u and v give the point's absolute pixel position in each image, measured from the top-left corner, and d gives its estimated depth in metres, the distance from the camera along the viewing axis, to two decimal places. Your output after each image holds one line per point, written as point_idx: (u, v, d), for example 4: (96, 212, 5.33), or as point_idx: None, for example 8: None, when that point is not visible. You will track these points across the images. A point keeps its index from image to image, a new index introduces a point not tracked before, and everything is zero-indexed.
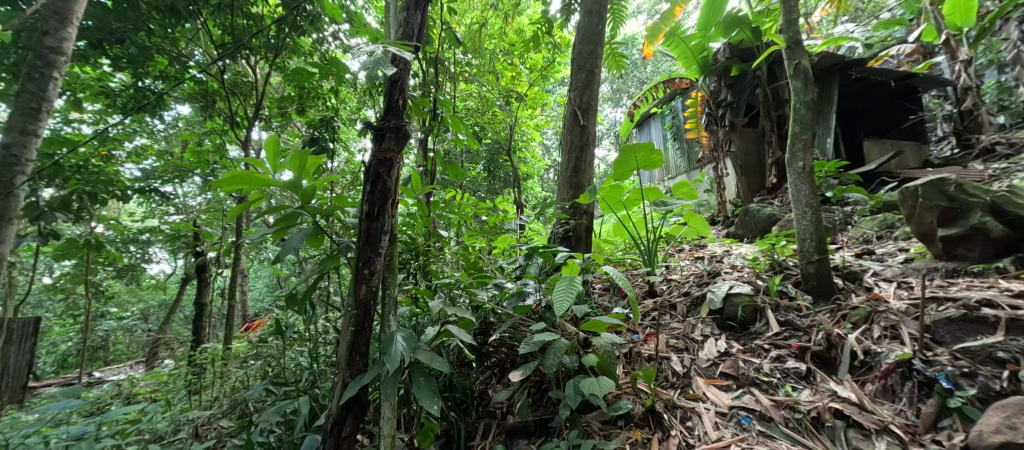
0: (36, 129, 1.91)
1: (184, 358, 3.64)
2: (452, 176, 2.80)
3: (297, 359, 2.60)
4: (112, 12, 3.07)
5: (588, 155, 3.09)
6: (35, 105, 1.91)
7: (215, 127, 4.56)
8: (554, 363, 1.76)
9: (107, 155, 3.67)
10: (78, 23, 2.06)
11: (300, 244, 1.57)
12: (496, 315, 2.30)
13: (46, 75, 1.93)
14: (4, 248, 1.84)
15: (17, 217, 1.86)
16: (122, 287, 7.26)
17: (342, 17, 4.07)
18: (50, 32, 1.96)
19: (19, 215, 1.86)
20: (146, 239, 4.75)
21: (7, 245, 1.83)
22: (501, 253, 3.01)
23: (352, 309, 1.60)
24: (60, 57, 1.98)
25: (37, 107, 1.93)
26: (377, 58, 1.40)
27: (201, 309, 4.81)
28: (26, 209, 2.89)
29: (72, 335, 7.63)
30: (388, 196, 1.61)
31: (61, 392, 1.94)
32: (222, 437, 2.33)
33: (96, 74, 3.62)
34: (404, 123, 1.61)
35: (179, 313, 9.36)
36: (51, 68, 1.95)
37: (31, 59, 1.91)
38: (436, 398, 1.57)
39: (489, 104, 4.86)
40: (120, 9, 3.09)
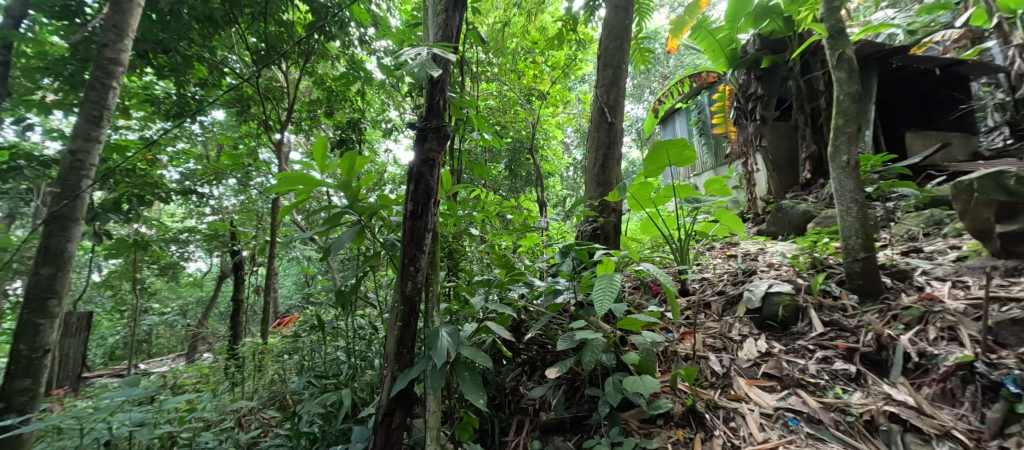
0: (98, 135, 2.07)
1: (224, 352, 3.80)
2: (477, 176, 2.82)
3: (334, 354, 2.70)
4: (158, 23, 3.25)
5: (615, 152, 3.05)
6: (98, 113, 2.06)
7: (250, 131, 4.78)
8: (592, 361, 1.78)
9: (153, 159, 3.86)
10: (133, 36, 2.20)
11: (349, 241, 1.65)
12: (529, 313, 2.33)
13: (105, 84, 2.08)
14: (71, 246, 2.01)
15: (82, 219, 2.02)
16: (162, 284, 7.64)
17: (368, 21, 4.14)
18: (109, 44, 2.10)
19: (84, 215, 2.03)
20: (185, 238, 4.99)
21: (73, 243, 2.01)
22: (527, 252, 3.02)
23: (398, 304, 1.65)
24: (118, 67, 2.13)
25: (98, 115, 2.09)
26: (423, 61, 1.45)
27: (237, 304, 5.01)
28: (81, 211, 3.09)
29: (118, 329, 8.10)
30: (431, 194, 1.66)
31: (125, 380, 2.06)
32: (268, 426, 2.46)
33: (142, 83, 3.84)
34: (444, 123, 1.66)
35: (218, 309, 9.79)
36: (111, 78, 2.10)
37: (94, 71, 2.07)
38: (481, 392, 1.62)
39: (511, 103, 4.87)
40: (166, 20, 3.28)
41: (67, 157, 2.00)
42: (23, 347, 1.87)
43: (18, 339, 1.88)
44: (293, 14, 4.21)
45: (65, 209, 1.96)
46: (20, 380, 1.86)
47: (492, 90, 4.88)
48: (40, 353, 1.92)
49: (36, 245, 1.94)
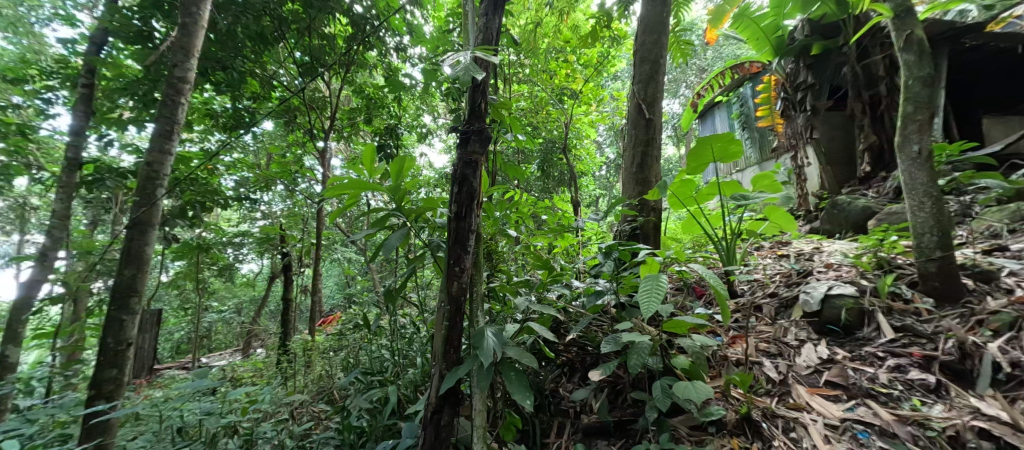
0: (170, 148, 2.26)
1: (275, 348, 4.01)
2: (512, 177, 2.80)
3: (378, 352, 2.78)
4: (217, 45, 3.49)
5: (654, 149, 2.93)
6: (169, 128, 2.26)
7: (297, 140, 5.06)
8: (638, 364, 1.74)
9: (213, 168, 4.14)
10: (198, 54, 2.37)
11: (397, 243, 1.74)
12: (570, 315, 2.31)
13: (177, 101, 2.28)
14: (148, 249, 2.19)
15: (157, 225, 2.21)
16: (221, 284, 8.16)
17: (403, 29, 4.23)
18: (178, 65, 2.29)
19: (159, 222, 2.22)
20: (239, 241, 5.31)
21: (150, 247, 2.19)
22: (563, 253, 2.98)
23: (444, 304, 1.69)
24: (186, 85, 2.31)
25: (170, 130, 2.29)
26: (467, 65, 1.49)
27: (287, 303, 5.28)
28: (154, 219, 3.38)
29: (182, 325, 8.73)
30: (474, 196, 1.67)
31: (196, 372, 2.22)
32: (320, 419, 2.57)
33: (203, 99, 4.14)
34: (485, 125, 1.67)
35: (269, 308, 10.36)
36: (180, 95, 2.28)
37: (166, 90, 2.27)
38: (528, 393, 1.67)
39: (542, 104, 4.89)
40: (223, 41, 3.50)
41: (146, 168, 2.20)
42: (110, 340, 2.06)
43: (106, 334, 2.07)
44: (334, 27, 4.38)
45: (142, 215, 2.14)
46: (108, 370, 2.06)
47: (524, 91, 4.86)
48: (124, 346, 2.10)
49: (120, 249, 2.13)
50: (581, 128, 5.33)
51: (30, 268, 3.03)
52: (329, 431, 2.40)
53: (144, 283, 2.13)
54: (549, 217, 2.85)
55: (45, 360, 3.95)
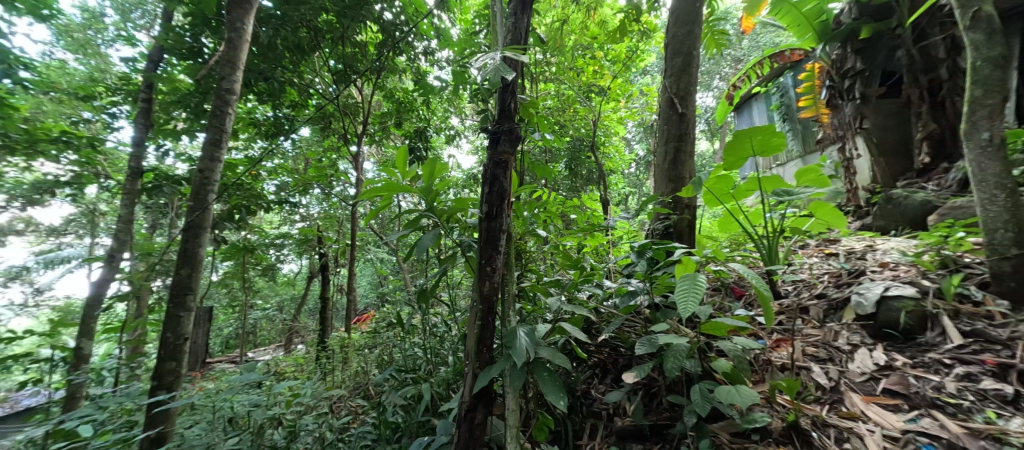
0: (219, 156, 2.45)
1: (314, 345, 4.15)
2: (540, 176, 2.76)
3: (412, 350, 2.82)
4: (260, 58, 3.67)
5: (688, 145, 2.80)
6: (218, 136, 2.45)
7: (332, 144, 5.22)
8: (676, 367, 1.68)
9: (255, 173, 4.34)
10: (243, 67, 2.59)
11: (430, 244, 1.74)
12: (602, 316, 2.26)
13: (225, 111, 2.49)
14: (202, 249, 2.36)
15: (208, 227, 2.38)
16: (264, 283, 8.55)
17: (431, 33, 4.27)
18: (224, 77, 2.48)
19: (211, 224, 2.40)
20: (280, 243, 5.54)
21: (203, 247, 2.36)
22: (594, 253, 2.93)
23: (477, 304, 1.68)
24: (233, 96, 2.50)
25: (220, 138, 2.48)
26: (496, 65, 1.48)
27: (325, 302, 5.46)
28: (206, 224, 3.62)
29: (230, 322, 9.21)
30: (505, 196, 1.66)
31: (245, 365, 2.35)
32: (357, 414, 2.64)
33: (247, 109, 4.38)
34: (515, 125, 1.66)
35: (308, 305, 10.74)
36: (228, 106, 2.48)
37: (217, 102, 2.49)
38: (561, 394, 1.65)
39: (569, 101, 4.75)
40: (264, 53, 3.68)
41: (199, 176, 2.40)
42: (170, 335, 2.25)
43: (165, 329, 2.25)
44: (365, 35, 4.48)
45: (196, 218, 2.33)
46: (168, 362, 2.24)
47: (551, 90, 4.81)
48: (181, 340, 2.28)
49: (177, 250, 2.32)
50: (610, 125, 5.21)
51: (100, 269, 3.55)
52: (366, 425, 2.47)
53: (199, 280, 2.27)
54: (579, 217, 2.80)
55: (113, 353, 4.28)
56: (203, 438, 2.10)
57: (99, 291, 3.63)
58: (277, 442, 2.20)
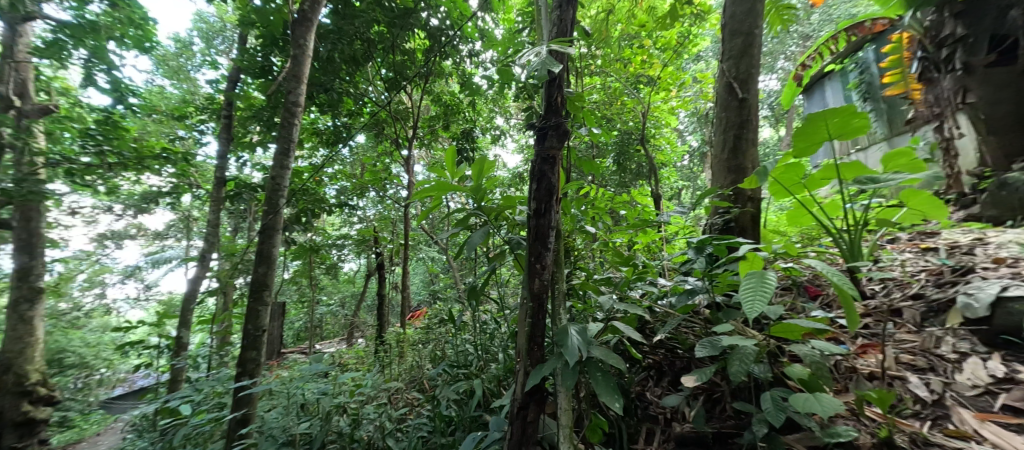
0: (288, 164, 2.79)
1: (373, 339, 4.34)
2: (586, 172, 2.65)
3: (463, 345, 2.86)
4: (321, 72, 3.93)
5: (750, 132, 2.50)
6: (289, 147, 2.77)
7: (384, 149, 5.43)
8: (743, 372, 1.55)
9: (317, 179, 4.63)
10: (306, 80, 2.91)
11: (479, 242, 1.74)
12: (657, 316, 2.15)
13: (291, 123, 2.81)
14: (275, 249, 2.68)
15: (280, 229, 2.69)
16: (328, 281, 9.10)
17: (475, 34, 4.28)
18: (288, 92, 2.81)
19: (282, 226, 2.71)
20: (341, 243, 5.86)
21: (275, 247, 2.68)
22: (646, 250, 2.79)
23: (527, 301, 1.65)
24: (298, 108, 2.85)
25: (289, 148, 2.81)
26: (542, 60, 1.44)
27: (382, 299, 5.69)
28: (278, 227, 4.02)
29: (299, 317, 9.90)
30: (554, 192, 1.60)
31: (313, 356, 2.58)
32: (413, 406, 2.73)
33: (311, 119, 4.74)
34: (563, 120, 1.60)
35: (367, 302, 11.24)
36: (294, 117, 2.84)
37: (285, 113, 2.84)
38: (616, 396, 1.58)
39: (616, 94, 4.58)
40: (324, 68, 3.95)
41: (275, 181, 2.76)
42: (252, 326, 2.57)
43: (247, 321, 2.59)
44: (414, 42, 4.60)
45: (270, 220, 2.65)
46: (250, 351, 2.57)
47: (596, 83, 4.67)
48: (261, 331, 2.59)
49: (256, 251, 2.66)
50: (660, 116, 4.97)
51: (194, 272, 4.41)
52: (421, 417, 2.54)
53: (273, 276, 2.54)
54: (629, 212, 2.68)
55: (205, 342, 4.81)
56: (281, 421, 2.42)
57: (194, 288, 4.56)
58: (343, 428, 2.39)
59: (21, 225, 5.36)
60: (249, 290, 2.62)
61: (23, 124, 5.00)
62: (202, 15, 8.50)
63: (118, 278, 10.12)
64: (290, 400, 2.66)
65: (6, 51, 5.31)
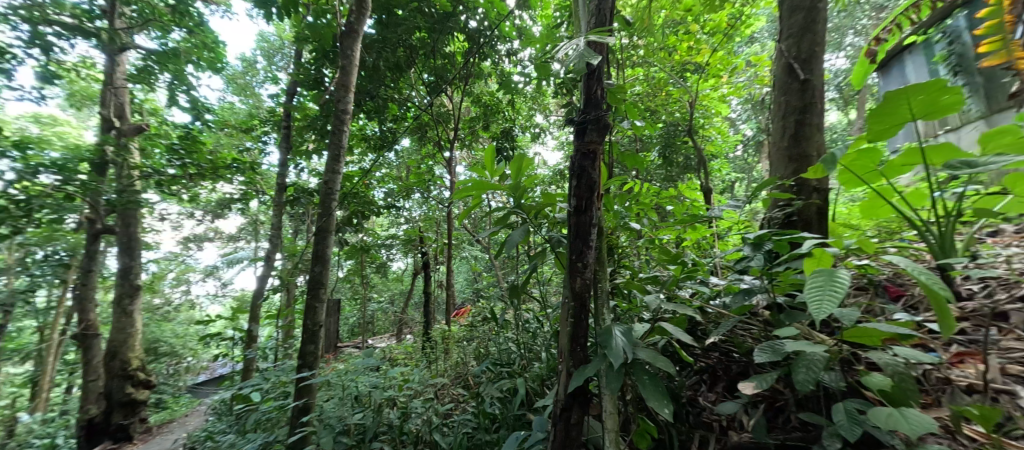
0: (338, 169, 2.95)
1: (420, 335, 4.43)
2: (630, 167, 2.52)
3: (506, 343, 2.84)
4: (368, 82, 4.11)
5: (814, 116, 2.25)
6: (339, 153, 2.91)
7: (428, 151, 5.54)
8: (810, 380, 1.40)
9: (364, 184, 4.82)
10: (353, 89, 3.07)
11: (519, 240, 1.70)
12: (711, 317, 2.00)
13: (341, 130, 2.96)
14: (329, 248, 2.86)
15: (332, 230, 2.84)
16: (379, 279, 9.45)
17: (512, 33, 4.25)
18: (339, 104, 3.02)
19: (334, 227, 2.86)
20: (389, 243, 6.06)
21: (329, 246, 2.85)
22: (696, 248, 2.63)
23: (568, 300, 1.59)
24: (347, 116, 3.01)
25: (339, 154, 2.95)
26: (581, 50, 1.37)
27: (428, 297, 5.81)
28: (331, 229, 4.23)
29: (353, 314, 10.35)
30: (595, 187, 1.53)
31: (365, 351, 2.70)
32: (459, 402, 2.76)
33: (360, 128, 5.00)
34: (604, 113, 1.52)
35: (415, 300, 11.53)
36: (343, 124, 2.98)
37: (335, 121, 2.99)
38: (666, 401, 1.48)
39: (660, 85, 4.41)
40: (371, 78, 4.12)
41: (327, 186, 2.93)
42: (310, 321, 2.74)
43: (307, 317, 2.75)
44: (453, 45, 4.65)
45: (322, 222, 2.79)
46: (309, 344, 2.73)
47: (638, 74, 4.50)
48: (318, 326, 2.75)
49: (313, 250, 2.86)
50: (709, 106, 4.72)
51: (261, 270, 5.10)
52: (466, 413, 2.55)
53: (328, 274, 2.70)
54: (677, 208, 2.53)
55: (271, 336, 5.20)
56: (338, 410, 2.56)
57: (262, 285, 5.01)
58: (392, 420, 2.47)
59: (124, 230, 6.50)
60: (307, 287, 2.80)
61: (125, 146, 5.80)
62: (264, 35, 9.15)
63: (199, 278, 11.16)
64: (344, 391, 2.80)
65: (109, 78, 6.56)
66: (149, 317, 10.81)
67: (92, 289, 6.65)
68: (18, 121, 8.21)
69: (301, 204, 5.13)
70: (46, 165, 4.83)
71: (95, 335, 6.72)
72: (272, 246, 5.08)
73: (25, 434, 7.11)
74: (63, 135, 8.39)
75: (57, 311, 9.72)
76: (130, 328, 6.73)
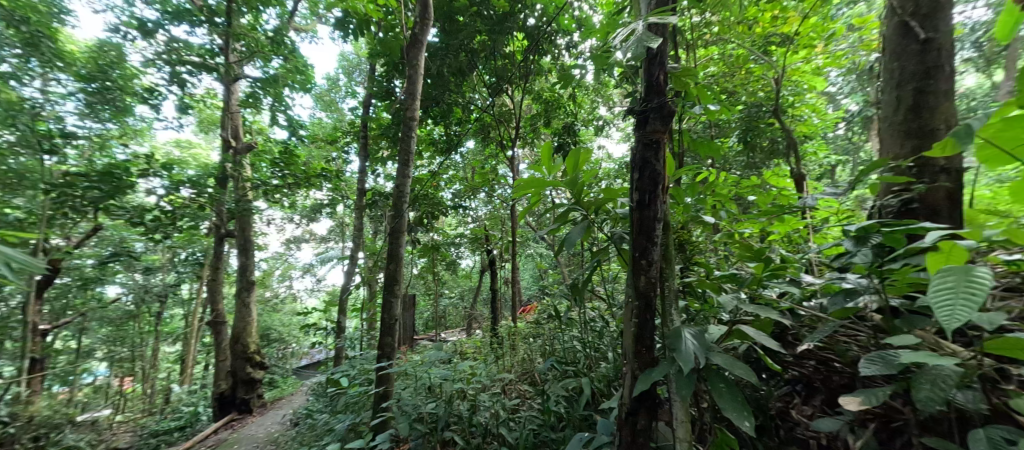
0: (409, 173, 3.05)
1: (488, 331, 4.48)
2: (703, 156, 2.28)
3: (572, 342, 2.75)
4: (433, 88, 4.23)
5: (939, 83, 1.89)
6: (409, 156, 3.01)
7: (492, 151, 5.59)
8: (936, 399, 1.16)
9: (434, 186, 4.98)
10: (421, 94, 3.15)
11: (579, 238, 1.62)
12: (804, 320, 1.76)
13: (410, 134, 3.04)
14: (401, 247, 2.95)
15: (404, 229, 2.94)
16: (449, 276, 9.77)
17: (572, 25, 4.12)
18: (407, 109, 3.11)
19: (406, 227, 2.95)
20: (457, 241, 6.21)
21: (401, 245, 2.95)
22: (785, 242, 2.33)
23: (632, 300, 1.48)
24: (415, 122, 3.10)
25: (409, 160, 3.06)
26: (640, 35, 1.29)
27: (494, 293, 5.86)
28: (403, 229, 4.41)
29: (426, 308, 10.82)
30: (659, 180, 1.43)
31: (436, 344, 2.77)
32: (525, 398, 2.73)
33: (427, 131, 5.14)
34: (667, 100, 1.42)
35: (482, 295, 11.76)
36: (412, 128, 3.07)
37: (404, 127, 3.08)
38: (747, 413, 1.32)
39: (739, 64, 4.02)
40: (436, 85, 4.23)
41: (398, 189, 3.03)
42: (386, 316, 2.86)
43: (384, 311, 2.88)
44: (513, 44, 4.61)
45: (395, 223, 2.90)
46: (386, 337, 2.86)
47: (712, 56, 4.15)
48: (393, 320, 2.87)
49: (387, 249, 2.95)
50: (797, 86, 4.23)
51: (348, 268, 5.42)
52: (532, 409, 2.52)
53: (401, 272, 2.80)
54: (760, 198, 2.27)
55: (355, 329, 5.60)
56: (413, 400, 2.66)
57: (348, 281, 5.38)
58: (462, 412, 2.50)
59: (242, 233, 7.32)
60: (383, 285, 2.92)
61: (236, 160, 6.58)
62: (345, 54, 9.83)
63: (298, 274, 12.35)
64: (417, 382, 2.89)
65: (228, 106, 7.18)
66: (262, 307, 12.24)
67: (220, 284, 7.47)
68: (164, 145, 9.67)
69: (378, 207, 5.45)
70: (185, 181, 5.78)
71: (223, 322, 7.44)
72: (355, 245, 5.38)
73: (176, 403, 8.50)
74: (197, 155, 9.79)
75: (195, 303, 11.44)
76: (249, 316, 7.51)
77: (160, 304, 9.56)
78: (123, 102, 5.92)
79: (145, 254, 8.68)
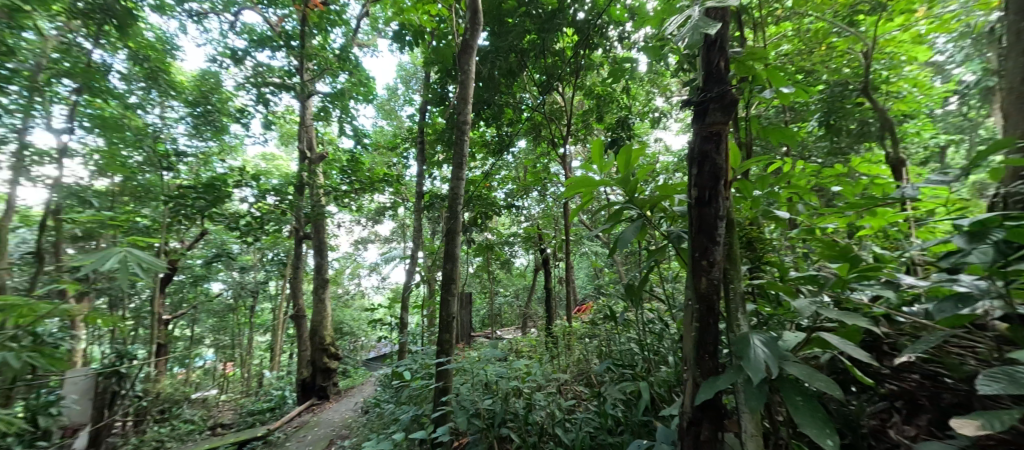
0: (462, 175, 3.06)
1: (542, 330, 4.41)
2: (775, 144, 2.05)
3: (629, 344, 2.61)
4: (484, 91, 4.26)
5: None
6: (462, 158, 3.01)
7: (543, 150, 5.52)
8: None
9: (488, 187, 5.00)
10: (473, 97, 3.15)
11: (632, 237, 1.53)
12: (901, 327, 1.52)
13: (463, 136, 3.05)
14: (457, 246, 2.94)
15: (458, 229, 2.94)
16: (504, 275, 9.84)
17: (624, 16, 3.95)
18: (460, 113, 3.12)
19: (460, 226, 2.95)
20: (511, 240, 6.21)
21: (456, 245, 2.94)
22: (876, 237, 2.05)
23: (692, 303, 1.37)
24: (466, 125, 3.11)
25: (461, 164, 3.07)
26: (696, 21, 1.21)
27: (548, 292, 5.78)
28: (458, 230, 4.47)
29: (481, 306, 10.98)
30: (721, 175, 1.31)
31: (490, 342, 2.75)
32: (580, 401, 2.63)
33: (480, 134, 5.17)
34: (730, 88, 1.31)
35: (537, 294, 11.68)
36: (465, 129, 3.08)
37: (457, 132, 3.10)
38: (830, 431, 1.15)
39: (818, 37, 3.60)
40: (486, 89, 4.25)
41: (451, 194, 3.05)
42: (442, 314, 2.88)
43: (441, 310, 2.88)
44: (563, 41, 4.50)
45: (449, 223, 2.92)
46: (444, 334, 2.89)
47: (782, 34, 3.78)
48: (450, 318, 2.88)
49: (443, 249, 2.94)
50: (886, 62, 3.74)
51: (408, 266, 5.59)
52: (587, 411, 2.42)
53: (457, 271, 2.81)
54: (845, 188, 2.01)
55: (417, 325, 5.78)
56: (469, 397, 2.66)
57: (410, 279, 5.56)
58: (518, 410, 2.46)
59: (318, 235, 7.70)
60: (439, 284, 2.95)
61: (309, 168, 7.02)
62: (402, 64, 10.19)
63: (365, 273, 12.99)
64: (474, 379, 2.89)
65: (304, 121, 7.55)
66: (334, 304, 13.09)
67: (300, 281, 8.04)
68: (253, 159, 10.63)
69: (435, 208, 5.59)
70: (271, 190, 6.30)
71: (303, 316, 8.01)
72: (415, 246, 5.55)
73: (268, 385, 9.32)
74: (278, 167, 10.64)
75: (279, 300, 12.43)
76: (325, 310, 7.94)
77: (253, 299, 10.51)
78: (221, 123, 6.52)
79: (239, 255, 9.56)
